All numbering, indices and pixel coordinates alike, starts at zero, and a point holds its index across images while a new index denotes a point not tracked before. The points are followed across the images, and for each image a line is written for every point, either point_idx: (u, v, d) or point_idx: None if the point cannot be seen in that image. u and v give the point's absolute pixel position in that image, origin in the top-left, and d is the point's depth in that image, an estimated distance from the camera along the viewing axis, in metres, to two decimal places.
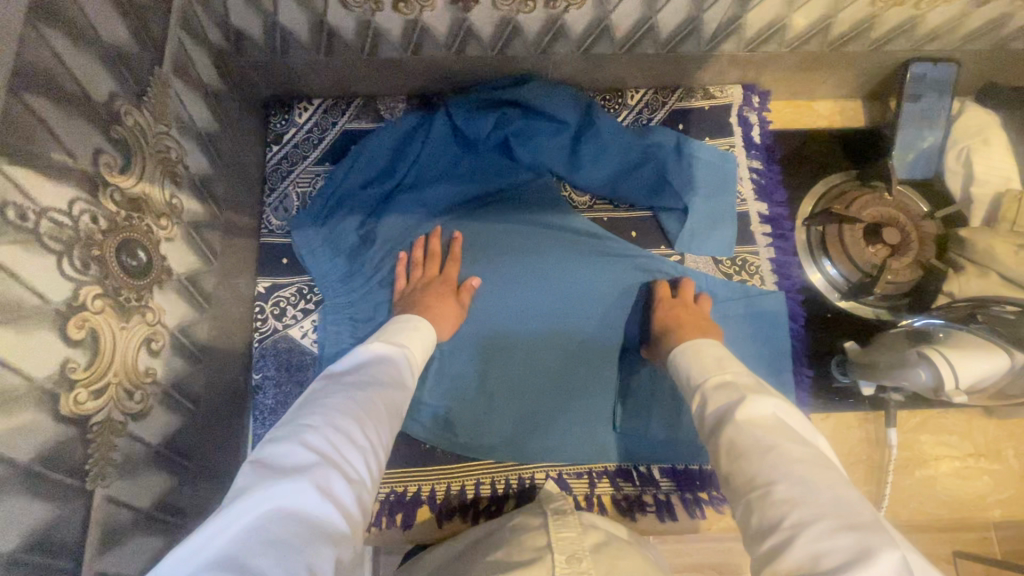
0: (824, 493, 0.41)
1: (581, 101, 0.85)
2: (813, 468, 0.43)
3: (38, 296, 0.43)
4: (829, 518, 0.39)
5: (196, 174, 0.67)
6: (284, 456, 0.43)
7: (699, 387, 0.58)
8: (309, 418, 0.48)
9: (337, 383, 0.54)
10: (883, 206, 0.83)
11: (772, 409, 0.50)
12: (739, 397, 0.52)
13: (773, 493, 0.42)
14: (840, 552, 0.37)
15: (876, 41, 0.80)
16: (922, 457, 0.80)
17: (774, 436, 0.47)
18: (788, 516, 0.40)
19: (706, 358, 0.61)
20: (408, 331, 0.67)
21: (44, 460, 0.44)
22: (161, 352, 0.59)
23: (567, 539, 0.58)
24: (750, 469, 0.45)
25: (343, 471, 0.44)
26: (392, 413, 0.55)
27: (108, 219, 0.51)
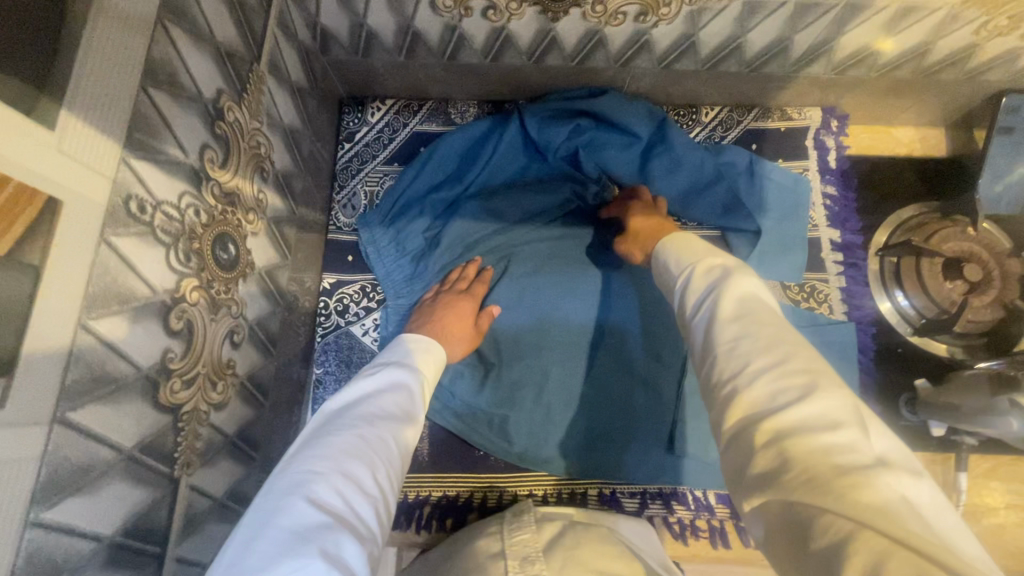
0: (786, 343, 0.40)
1: (654, 116, 0.84)
2: (783, 331, 0.42)
3: (149, 287, 0.44)
4: (790, 363, 0.38)
5: (281, 170, 0.68)
6: (289, 521, 0.40)
7: (678, 273, 0.54)
8: (313, 469, 0.44)
9: (343, 421, 0.51)
10: (965, 240, 0.80)
11: (752, 286, 0.47)
12: (723, 274, 0.49)
13: (739, 348, 0.41)
14: (794, 391, 0.36)
15: (971, 70, 0.77)
16: (990, 505, 0.76)
17: (754, 311, 0.44)
18: (751, 365, 0.40)
19: (683, 246, 0.58)
20: (420, 357, 0.64)
21: (144, 448, 0.45)
22: (241, 345, 0.60)
23: (520, 543, 0.54)
24: (721, 330, 0.44)
25: (353, 530, 0.41)
26: (402, 450, 0.52)
27: (207, 212, 0.52)
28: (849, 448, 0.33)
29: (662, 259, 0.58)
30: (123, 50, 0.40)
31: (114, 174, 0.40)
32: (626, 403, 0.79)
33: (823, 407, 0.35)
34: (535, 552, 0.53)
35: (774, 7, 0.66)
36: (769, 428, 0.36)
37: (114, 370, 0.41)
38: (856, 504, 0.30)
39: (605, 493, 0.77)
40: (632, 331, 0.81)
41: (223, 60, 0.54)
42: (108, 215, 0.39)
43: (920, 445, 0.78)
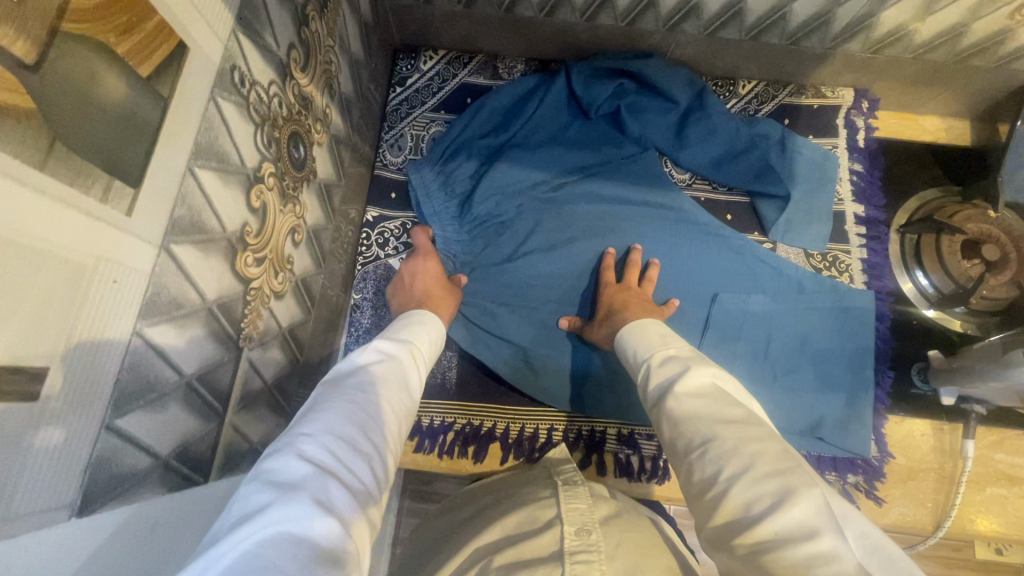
0: (750, 445, 0.44)
1: (695, 84, 0.88)
2: (746, 427, 0.45)
3: (240, 158, 0.48)
4: (761, 464, 0.42)
5: (344, 94, 0.72)
6: (279, 474, 0.38)
7: (644, 362, 0.59)
8: (300, 430, 0.43)
9: (336, 389, 0.50)
10: (985, 222, 0.83)
11: (710, 379, 0.51)
12: (683, 368, 0.53)
13: (710, 452, 0.45)
14: (767, 499, 0.39)
15: (1001, 58, 0.80)
16: (995, 475, 0.79)
17: (715, 404, 0.48)
18: (723, 470, 0.43)
19: (651, 330, 0.63)
20: (414, 337, 0.64)
21: (221, 305, 0.48)
22: (300, 246, 0.63)
23: (577, 511, 0.55)
24: (688, 431, 0.47)
25: (343, 481, 0.39)
26: (396, 417, 0.51)
27: (287, 107, 0.56)
28: (833, 559, 0.35)
29: (625, 345, 0.64)
30: None
31: (225, 41, 0.43)
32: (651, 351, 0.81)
33: (800, 513, 0.38)
34: (591, 522, 0.53)
35: None
36: (749, 543, 0.39)
37: (207, 223, 0.44)
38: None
39: (623, 434, 0.80)
40: (661, 283, 0.84)
41: None
42: (218, 76, 0.43)
43: (929, 413, 0.80)
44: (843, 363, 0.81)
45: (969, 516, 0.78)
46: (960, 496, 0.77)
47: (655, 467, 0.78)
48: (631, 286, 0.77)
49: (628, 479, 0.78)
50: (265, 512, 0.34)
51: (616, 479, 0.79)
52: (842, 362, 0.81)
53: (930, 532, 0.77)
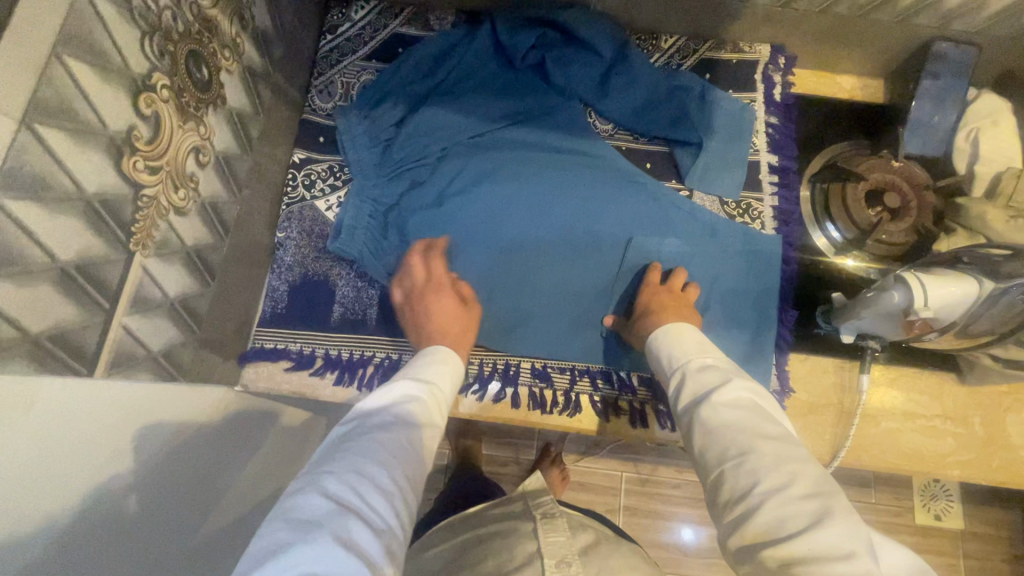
0: (786, 465, 0.52)
1: (618, 37, 0.91)
2: (783, 445, 0.54)
3: (121, 59, 0.50)
4: (797, 487, 0.50)
5: (260, 28, 0.73)
6: (305, 512, 0.45)
7: (680, 368, 0.67)
8: (324, 477, 0.49)
9: (360, 424, 0.56)
10: (888, 170, 0.87)
11: (747, 393, 0.60)
12: (722, 380, 0.62)
13: (747, 463, 0.53)
14: (805, 514, 0.47)
15: (902, 12, 0.83)
16: (890, 410, 0.83)
17: (750, 420, 0.57)
18: (759, 483, 0.51)
19: (689, 339, 0.70)
20: (437, 364, 0.69)
21: (102, 200, 0.49)
22: (206, 168, 0.65)
23: (556, 544, 0.65)
24: (727, 442, 0.55)
25: (366, 525, 0.45)
26: (418, 449, 0.57)
27: (183, 26, 0.57)
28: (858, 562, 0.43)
29: (661, 345, 0.71)
30: None
31: None
32: (563, 274, 0.86)
33: (835, 530, 0.45)
34: (570, 555, 0.63)
35: None
36: (781, 556, 0.46)
37: (82, 113, 0.46)
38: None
39: (536, 369, 0.83)
40: (581, 218, 0.87)
41: None
42: None
43: (830, 350, 0.84)
44: (748, 304, 0.85)
45: (864, 448, 0.81)
46: (855, 428, 0.81)
47: (566, 401, 0.81)
48: (677, 293, 0.80)
49: (541, 411, 0.81)
50: (293, 550, 0.41)
51: (528, 411, 0.81)
52: (747, 303, 0.85)
53: (827, 462, 0.81)
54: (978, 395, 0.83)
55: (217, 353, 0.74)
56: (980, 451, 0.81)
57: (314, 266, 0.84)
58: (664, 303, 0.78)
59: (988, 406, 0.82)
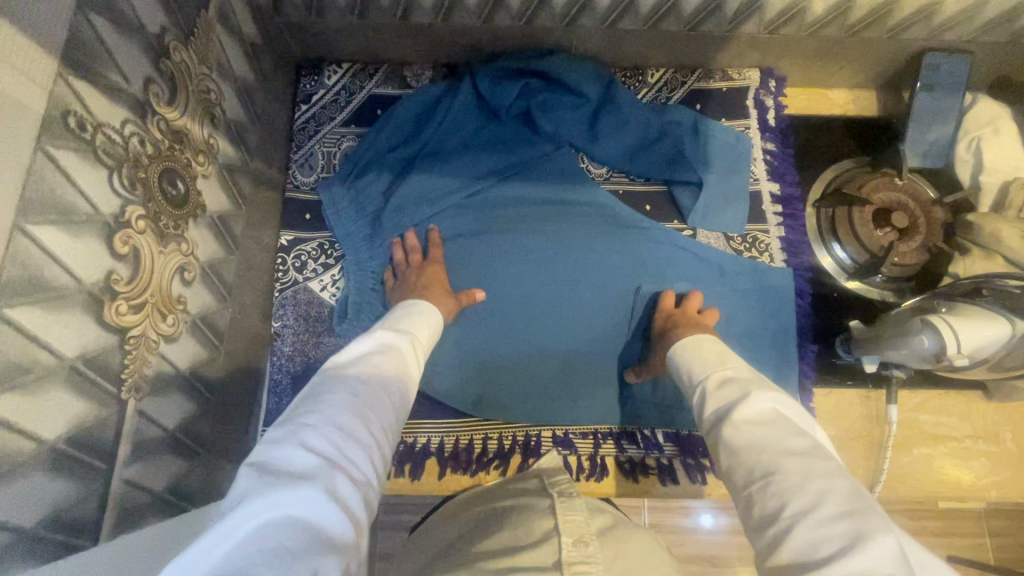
0: (817, 481, 0.43)
1: (603, 76, 0.87)
2: (811, 459, 0.45)
3: (89, 205, 0.46)
4: (827, 505, 0.41)
5: (232, 120, 0.69)
6: (286, 463, 0.42)
7: (699, 383, 0.60)
8: (303, 420, 0.47)
9: (341, 376, 0.54)
10: (892, 190, 0.85)
11: (772, 404, 0.51)
12: (742, 393, 0.54)
13: (773, 485, 0.45)
14: (836, 540, 0.39)
15: (893, 29, 0.81)
16: (920, 436, 0.81)
17: (775, 433, 0.48)
18: (786, 505, 0.43)
19: (708, 351, 0.64)
20: (415, 318, 0.68)
21: (86, 360, 0.45)
22: (193, 284, 0.61)
23: (574, 522, 0.56)
24: (749, 463, 0.47)
25: (347, 472, 0.44)
26: (398, 406, 0.55)
27: (153, 146, 0.53)
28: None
29: (681, 362, 0.65)
30: None
31: (50, 87, 0.41)
32: (576, 332, 0.82)
33: (872, 556, 0.38)
34: (588, 534, 0.54)
35: None
36: None
37: (55, 280, 0.42)
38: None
39: (558, 435, 0.80)
40: (586, 271, 0.84)
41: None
42: (46, 125, 0.41)
43: (856, 381, 0.82)
44: (765, 344, 0.82)
45: (899, 479, 0.79)
46: (889, 461, 0.79)
47: (591, 466, 0.79)
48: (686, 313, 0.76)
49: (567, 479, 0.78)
50: (274, 495, 0.39)
51: None
52: (764, 343, 0.82)
53: None
54: (1007, 410, 0.81)
55: (224, 461, 0.71)
56: (1015, 468, 0.79)
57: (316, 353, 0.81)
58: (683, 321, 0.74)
59: (1018, 420, 0.81)
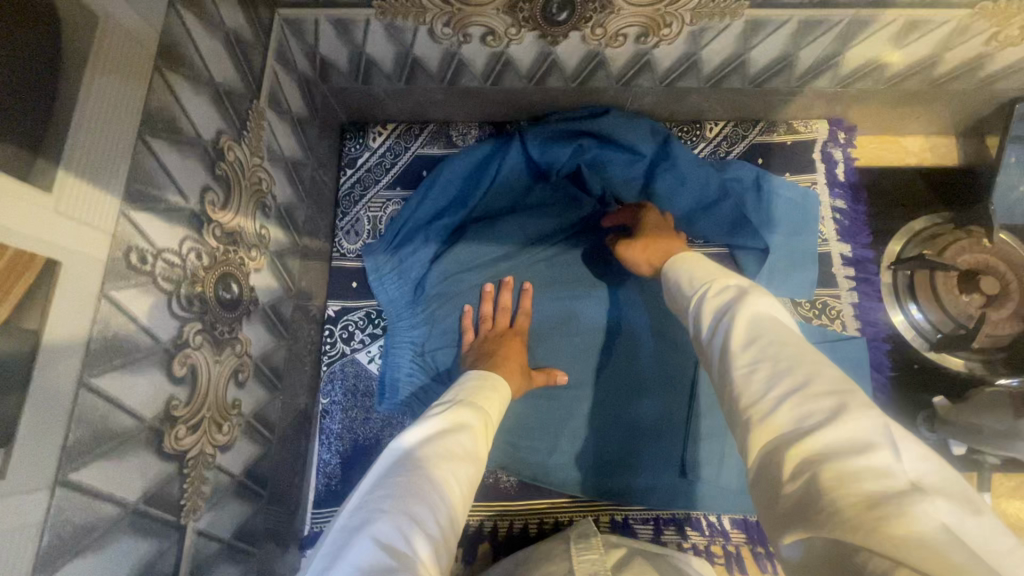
0: (808, 364, 0.36)
1: (660, 132, 0.82)
2: (803, 349, 0.38)
3: (150, 337, 0.44)
4: (815, 383, 0.35)
5: (282, 203, 0.68)
6: (354, 559, 0.40)
7: (695, 291, 0.51)
8: (373, 508, 0.45)
9: (409, 455, 0.51)
10: (981, 252, 0.78)
11: (770, 305, 0.44)
12: (739, 293, 0.45)
13: (760, 372, 0.38)
14: (820, 414, 0.33)
15: (982, 80, 0.74)
16: (1015, 525, 0.74)
17: (769, 329, 0.41)
18: (772, 389, 0.36)
19: (707, 265, 0.54)
20: (480, 386, 0.64)
21: (147, 499, 0.44)
22: (247, 383, 0.59)
23: (590, 562, 0.55)
24: (738, 355, 0.40)
25: (414, 567, 0.40)
26: (467, 488, 0.51)
27: (209, 255, 0.51)
28: (883, 474, 0.29)
29: (673, 276, 0.56)
30: (116, 117, 0.40)
31: (113, 229, 0.39)
32: (635, 409, 0.77)
33: (857, 427, 0.32)
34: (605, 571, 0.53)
35: (777, 26, 0.65)
36: (802, 458, 0.32)
37: (118, 428, 0.40)
38: (893, 544, 0.26)
39: (617, 520, 0.75)
40: (643, 344, 0.79)
41: (221, 101, 0.53)
42: (108, 271, 0.39)
43: (941, 464, 0.76)
44: None
45: None
46: None
47: None
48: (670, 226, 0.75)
49: None
50: None
51: None
52: None
53: None
54: None
55: (276, 546, 0.69)
56: None
57: (364, 431, 0.78)
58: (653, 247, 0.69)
59: None
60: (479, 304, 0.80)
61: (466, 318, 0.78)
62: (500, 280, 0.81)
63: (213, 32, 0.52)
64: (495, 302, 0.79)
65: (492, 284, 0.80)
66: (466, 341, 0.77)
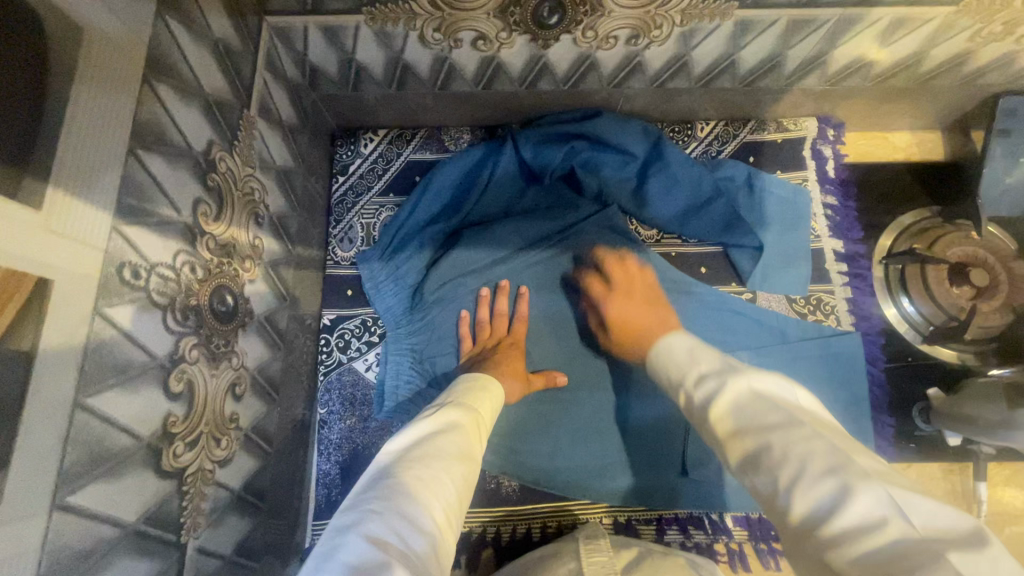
0: (798, 444, 0.37)
1: (651, 133, 0.82)
2: (791, 427, 0.39)
3: (145, 353, 0.43)
4: (812, 462, 0.36)
5: (274, 212, 0.67)
6: (349, 555, 0.39)
7: (681, 387, 0.53)
8: (367, 506, 0.44)
9: (403, 457, 0.51)
10: (969, 244, 0.79)
11: (746, 385, 0.45)
12: (718, 384, 0.47)
13: (764, 458, 0.39)
14: (825, 501, 0.34)
15: (967, 76, 0.76)
16: (1012, 512, 0.75)
17: (759, 414, 0.42)
18: (780, 477, 0.37)
19: (680, 349, 0.57)
20: (474, 390, 0.64)
21: (146, 519, 0.43)
22: (244, 396, 0.59)
23: (599, 563, 0.55)
24: (739, 446, 0.42)
25: (410, 564, 0.40)
26: (461, 489, 0.51)
27: (203, 268, 0.51)
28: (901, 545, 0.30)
29: (660, 368, 0.59)
30: (106, 131, 0.39)
31: (106, 245, 0.39)
32: (635, 412, 0.77)
33: (861, 505, 0.32)
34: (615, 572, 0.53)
35: (766, 25, 0.65)
36: (824, 542, 0.33)
37: (115, 448, 0.39)
38: None
39: (620, 522, 0.75)
40: None
41: (211, 110, 0.52)
42: (101, 288, 0.38)
43: (937, 455, 0.77)
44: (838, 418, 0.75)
45: None
46: None
47: None
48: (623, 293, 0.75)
49: None
50: None
51: None
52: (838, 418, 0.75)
53: None
54: None
55: (277, 560, 0.68)
56: None
57: (364, 441, 0.77)
58: (632, 283, 0.75)
59: None
60: (476, 309, 0.79)
61: (464, 324, 0.78)
62: (496, 286, 0.81)
63: (202, 42, 0.51)
64: (492, 306, 0.79)
65: (488, 290, 0.80)
66: (465, 348, 0.77)
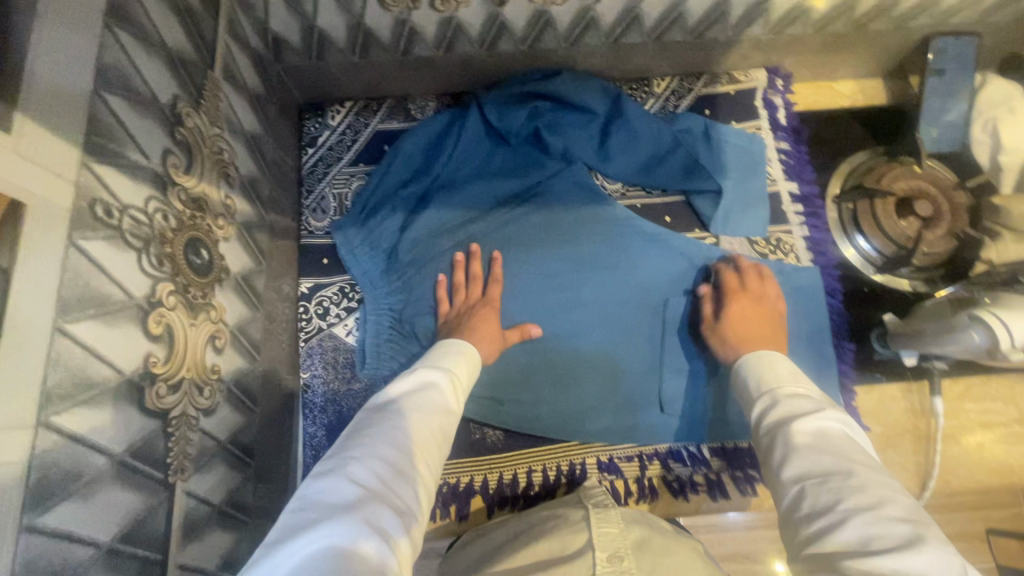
0: (878, 487, 0.41)
1: (610, 92, 0.86)
2: (876, 470, 0.42)
3: (122, 290, 0.44)
4: (888, 506, 0.39)
5: (245, 176, 0.68)
6: (333, 494, 0.42)
7: (765, 392, 0.54)
8: (349, 451, 0.46)
9: (385, 408, 0.53)
10: (914, 178, 0.83)
11: (841, 425, 0.47)
12: (814, 407, 0.49)
13: (829, 484, 0.42)
14: (891, 540, 0.37)
15: (898, 19, 0.81)
16: (967, 425, 0.80)
17: (842, 453, 0.44)
18: (839, 502, 0.40)
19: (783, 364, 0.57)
20: (454, 354, 0.66)
21: (133, 452, 0.44)
22: (225, 350, 0.60)
23: (609, 534, 0.55)
24: (809, 463, 0.44)
25: (389, 503, 0.43)
26: (442, 439, 0.53)
27: (176, 218, 0.52)
28: None
29: (744, 371, 0.59)
30: (70, 68, 0.40)
31: (76, 177, 0.40)
32: (611, 356, 0.80)
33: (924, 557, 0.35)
34: (624, 547, 0.53)
35: None
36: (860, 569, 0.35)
37: (97, 376, 0.40)
38: None
39: (603, 461, 0.78)
40: (613, 292, 0.82)
41: (176, 66, 0.54)
42: (74, 219, 0.39)
43: (896, 377, 0.81)
44: (801, 347, 0.79)
45: (949, 470, 0.78)
46: (937, 455, 0.78)
47: (639, 488, 0.77)
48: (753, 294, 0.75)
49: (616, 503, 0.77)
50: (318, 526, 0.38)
51: None
52: (801, 347, 0.80)
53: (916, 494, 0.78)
54: None
55: (268, 519, 0.69)
56: None
57: (348, 402, 0.79)
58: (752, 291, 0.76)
59: None
60: (452, 272, 0.81)
61: (440, 287, 0.79)
62: (468, 252, 0.82)
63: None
64: (466, 270, 0.81)
65: (461, 253, 0.82)
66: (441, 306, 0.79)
